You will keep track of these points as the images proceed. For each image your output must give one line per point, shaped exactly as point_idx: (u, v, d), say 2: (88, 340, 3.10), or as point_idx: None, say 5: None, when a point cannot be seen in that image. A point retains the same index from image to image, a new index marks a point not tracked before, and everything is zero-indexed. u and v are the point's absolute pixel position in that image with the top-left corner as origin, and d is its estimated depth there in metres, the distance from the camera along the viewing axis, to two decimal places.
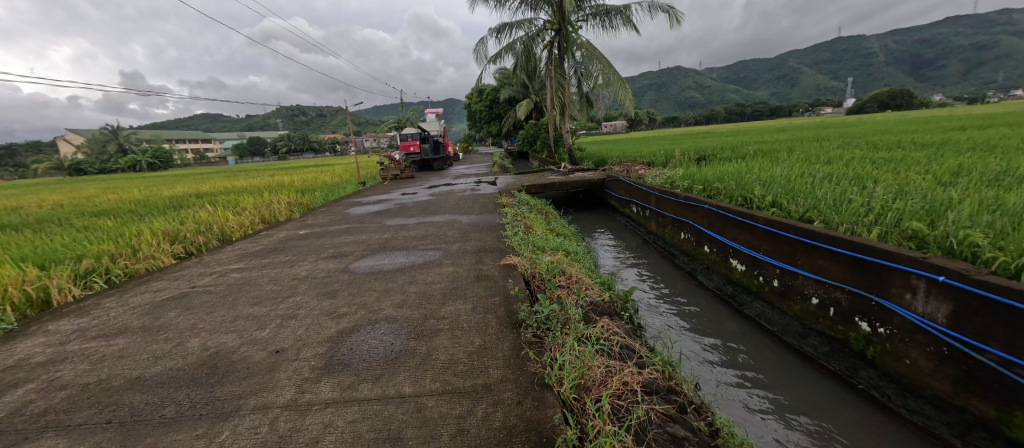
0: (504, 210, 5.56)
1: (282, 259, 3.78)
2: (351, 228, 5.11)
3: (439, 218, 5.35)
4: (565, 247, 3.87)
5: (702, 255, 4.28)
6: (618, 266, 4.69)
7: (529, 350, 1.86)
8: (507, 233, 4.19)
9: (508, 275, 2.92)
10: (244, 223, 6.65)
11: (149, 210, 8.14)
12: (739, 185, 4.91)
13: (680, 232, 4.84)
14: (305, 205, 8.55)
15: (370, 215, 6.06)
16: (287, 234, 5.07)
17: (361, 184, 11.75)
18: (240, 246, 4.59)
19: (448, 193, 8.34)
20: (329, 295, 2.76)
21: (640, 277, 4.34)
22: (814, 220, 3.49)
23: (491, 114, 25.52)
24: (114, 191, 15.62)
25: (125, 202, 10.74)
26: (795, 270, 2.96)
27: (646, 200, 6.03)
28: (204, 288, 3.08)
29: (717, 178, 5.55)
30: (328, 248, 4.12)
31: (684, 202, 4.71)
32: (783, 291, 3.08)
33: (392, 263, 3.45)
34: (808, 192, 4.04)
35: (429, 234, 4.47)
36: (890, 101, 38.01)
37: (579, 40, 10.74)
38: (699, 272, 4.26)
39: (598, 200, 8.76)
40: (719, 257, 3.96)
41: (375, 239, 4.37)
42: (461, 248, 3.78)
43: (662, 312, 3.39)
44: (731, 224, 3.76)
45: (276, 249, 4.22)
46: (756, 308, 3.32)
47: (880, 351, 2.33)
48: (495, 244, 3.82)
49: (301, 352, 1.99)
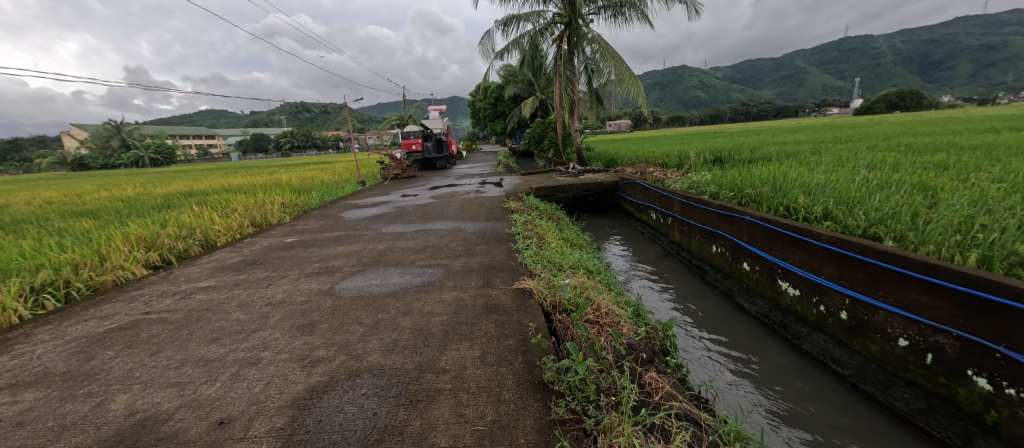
0: (512, 217, 5.04)
1: (259, 276, 3.27)
2: (344, 236, 4.60)
3: (441, 225, 4.83)
4: (585, 266, 3.34)
5: (740, 273, 3.75)
6: (641, 283, 4.14)
7: (564, 439, 1.34)
8: (517, 247, 3.68)
9: (523, 305, 2.41)
10: (231, 226, 6.18)
11: (135, 210, 7.67)
12: (776, 193, 4.37)
13: (710, 245, 4.31)
14: (299, 206, 8.05)
15: (366, 220, 5.56)
16: (273, 242, 4.57)
17: (361, 184, 11.26)
18: (217, 256, 4.09)
19: (451, 195, 7.83)
20: (304, 331, 2.24)
21: (668, 297, 3.80)
22: (883, 238, 2.96)
23: (494, 112, 24.95)
24: (108, 188, 15.19)
25: (114, 201, 10.25)
26: (874, 303, 2.42)
27: (667, 207, 5.50)
28: (159, 315, 2.58)
29: (747, 183, 5.01)
30: (314, 262, 3.60)
31: (717, 210, 4.16)
32: (855, 327, 2.55)
33: (384, 284, 2.93)
34: (867, 203, 3.50)
35: (429, 246, 3.95)
36: (900, 101, 37.25)
37: (589, 34, 10.17)
38: (736, 293, 3.72)
39: (610, 203, 8.22)
40: (762, 277, 3.43)
41: (368, 252, 3.85)
42: (466, 265, 3.25)
43: (704, 348, 2.85)
44: (779, 240, 3.22)
45: (256, 262, 3.71)
46: (816, 343, 2.80)
47: (1007, 417, 1.81)
48: (505, 261, 3.30)
49: (253, 426, 1.50)
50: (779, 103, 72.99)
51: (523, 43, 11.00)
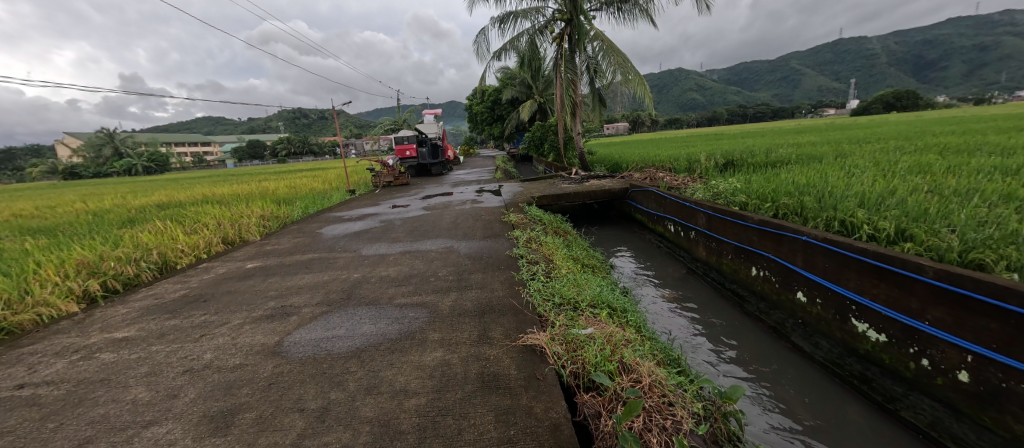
0: (513, 233, 4.37)
1: (192, 322, 2.57)
2: (316, 260, 3.88)
3: (431, 245, 4.15)
4: (606, 302, 2.68)
5: (792, 305, 3.08)
6: (669, 313, 3.47)
7: None
8: (521, 277, 2.98)
9: (534, 378, 1.74)
10: (196, 244, 5.48)
11: (95, 226, 6.93)
12: (824, 205, 3.69)
13: (747, 266, 3.64)
14: (279, 220, 7.37)
15: (346, 238, 4.87)
16: (231, 268, 3.86)
17: (350, 193, 10.58)
18: (158, 289, 3.38)
19: (444, 205, 7.13)
20: (218, 426, 1.56)
21: (707, 335, 3.12)
22: (999, 270, 2.27)
23: (492, 115, 24.29)
24: (87, 199, 14.39)
25: (82, 215, 9.48)
26: (1020, 368, 1.75)
27: (689, 219, 4.82)
28: (32, 392, 1.89)
29: (783, 191, 4.33)
30: (268, 300, 2.89)
31: (757, 226, 3.48)
32: (985, 396, 1.89)
33: (348, 337, 2.22)
34: (957, 220, 2.80)
35: (414, 275, 3.25)
36: (897, 101, 36.71)
37: (592, 31, 9.54)
38: (789, 328, 3.06)
39: (618, 212, 7.55)
40: (827, 313, 2.75)
41: (338, 284, 3.15)
42: (456, 306, 2.55)
43: (777, 425, 2.17)
44: (853, 269, 2.53)
45: (198, 299, 3.00)
46: (921, 410, 2.15)
47: None
48: (505, 299, 2.60)
49: None
50: (777, 104, 72.77)
51: (520, 43, 10.37)
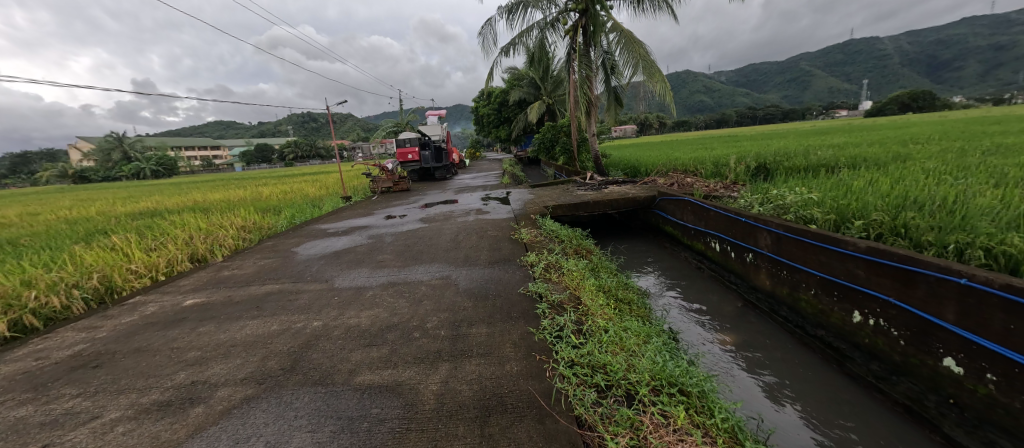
0: (526, 259, 3.45)
1: (48, 416, 1.69)
2: (273, 297, 2.98)
3: (422, 274, 3.26)
4: (673, 383, 1.74)
5: (935, 375, 2.13)
6: (741, 377, 2.56)
7: None
8: (541, 337, 2.07)
9: None
10: (154, 263, 4.64)
11: (54, 240, 6.12)
12: (944, 224, 2.72)
13: (846, 309, 2.68)
14: (260, 232, 6.51)
15: (322, 261, 3.99)
16: (164, 306, 2.99)
17: (345, 199, 9.72)
18: (49, 343, 2.49)
19: (444, 216, 6.22)
20: None
21: (807, 418, 2.19)
22: None
23: (499, 118, 23.46)
24: (78, 205, 13.71)
25: (57, 224, 8.73)
26: None
27: (744, 238, 3.87)
28: None
29: (871, 202, 3.35)
30: (179, 370, 2.00)
31: (864, 256, 2.51)
32: None
33: None
34: None
35: (393, 326, 2.33)
36: (913, 102, 35.17)
37: (609, 22, 8.63)
38: (936, 409, 2.12)
39: (643, 223, 6.61)
40: (1011, 400, 1.81)
41: (286, 339, 2.25)
42: (445, 394, 1.64)
43: None
44: None
45: (87, 365, 2.12)
46: None
47: None
48: (521, 383, 1.69)
49: None
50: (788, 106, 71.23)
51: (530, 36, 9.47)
